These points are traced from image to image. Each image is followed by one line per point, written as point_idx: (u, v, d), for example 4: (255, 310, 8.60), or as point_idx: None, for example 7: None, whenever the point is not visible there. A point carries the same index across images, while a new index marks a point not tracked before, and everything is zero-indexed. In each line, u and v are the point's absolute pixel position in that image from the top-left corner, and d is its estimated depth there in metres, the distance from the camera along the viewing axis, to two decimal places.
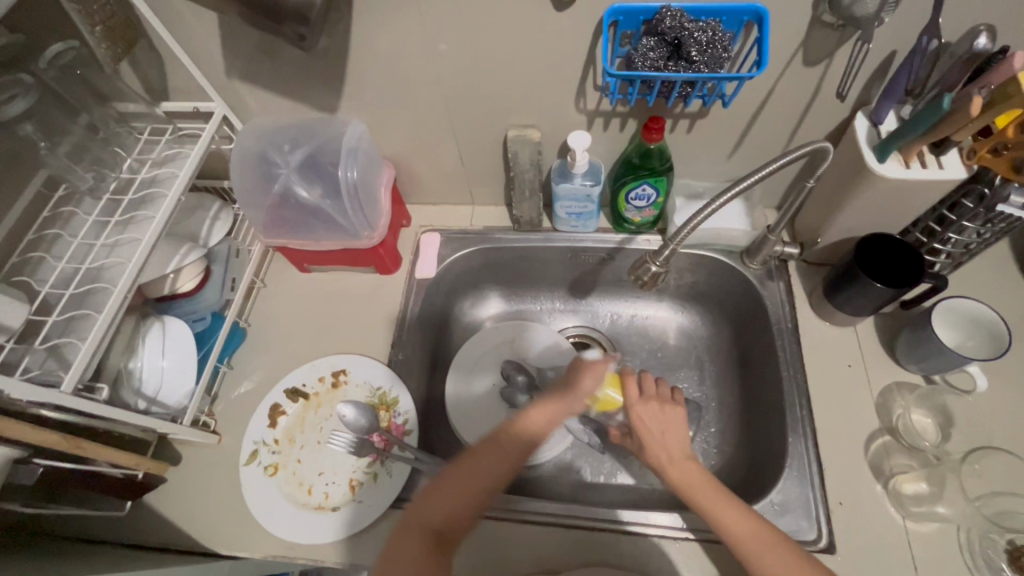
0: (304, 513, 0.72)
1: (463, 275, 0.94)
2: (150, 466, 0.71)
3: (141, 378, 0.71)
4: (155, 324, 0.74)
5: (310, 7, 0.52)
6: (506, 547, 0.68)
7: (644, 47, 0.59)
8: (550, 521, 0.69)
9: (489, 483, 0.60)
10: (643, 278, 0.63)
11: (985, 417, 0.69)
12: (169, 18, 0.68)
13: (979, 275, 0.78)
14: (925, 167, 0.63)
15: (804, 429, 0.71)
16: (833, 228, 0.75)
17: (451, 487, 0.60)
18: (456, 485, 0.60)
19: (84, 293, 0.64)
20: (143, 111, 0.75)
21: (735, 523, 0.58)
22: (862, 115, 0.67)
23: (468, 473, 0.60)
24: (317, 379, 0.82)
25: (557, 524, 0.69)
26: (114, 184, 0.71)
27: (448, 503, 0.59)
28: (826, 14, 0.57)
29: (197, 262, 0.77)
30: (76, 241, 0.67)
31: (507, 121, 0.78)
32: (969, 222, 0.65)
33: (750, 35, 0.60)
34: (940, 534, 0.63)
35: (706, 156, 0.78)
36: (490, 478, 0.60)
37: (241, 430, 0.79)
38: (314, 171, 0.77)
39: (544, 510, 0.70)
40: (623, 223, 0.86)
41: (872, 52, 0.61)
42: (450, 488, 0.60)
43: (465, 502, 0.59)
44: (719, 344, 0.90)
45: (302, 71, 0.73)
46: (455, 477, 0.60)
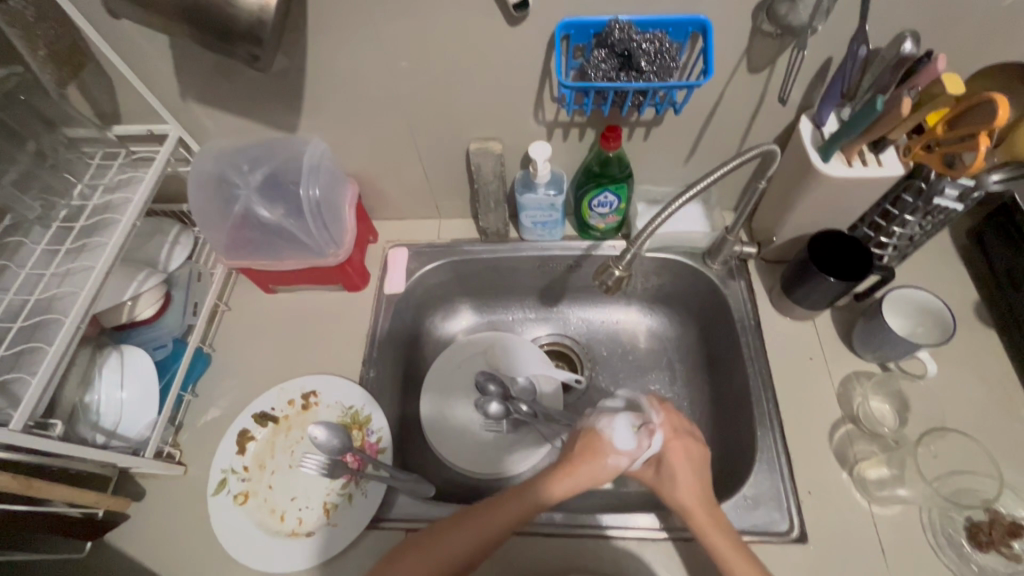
0: (278, 541, 0.70)
1: (433, 289, 0.94)
2: (111, 504, 0.69)
3: (99, 411, 0.69)
4: (113, 354, 0.72)
5: (262, 27, 0.51)
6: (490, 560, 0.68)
7: (596, 59, 0.61)
8: (527, 531, 0.69)
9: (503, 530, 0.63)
10: (608, 282, 0.64)
11: (938, 400, 0.72)
12: (117, 41, 0.67)
13: (924, 266, 0.82)
14: (866, 165, 0.66)
15: (772, 423, 0.73)
16: (787, 227, 0.78)
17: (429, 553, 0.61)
18: (445, 545, 0.62)
19: (33, 326, 0.61)
20: (94, 135, 0.73)
21: (715, 533, 0.62)
22: (804, 118, 0.70)
23: (472, 526, 0.63)
24: (287, 403, 0.80)
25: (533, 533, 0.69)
26: (64, 212, 0.69)
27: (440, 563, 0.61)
28: (765, 24, 0.60)
29: (156, 288, 0.76)
30: (24, 272, 0.65)
31: (469, 135, 0.79)
32: (910, 215, 0.69)
33: (696, 46, 0.63)
34: (904, 516, 0.66)
35: (663, 162, 0.81)
36: (485, 539, 0.62)
37: (208, 459, 0.77)
38: (275, 190, 0.76)
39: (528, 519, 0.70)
40: (588, 230, 0.88)
41: (812, 58, 0.64)
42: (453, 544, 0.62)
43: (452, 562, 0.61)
44: (688, 345, 0.92)
45: (259, 91, 0.73)
46: (451, 541, 0.62)
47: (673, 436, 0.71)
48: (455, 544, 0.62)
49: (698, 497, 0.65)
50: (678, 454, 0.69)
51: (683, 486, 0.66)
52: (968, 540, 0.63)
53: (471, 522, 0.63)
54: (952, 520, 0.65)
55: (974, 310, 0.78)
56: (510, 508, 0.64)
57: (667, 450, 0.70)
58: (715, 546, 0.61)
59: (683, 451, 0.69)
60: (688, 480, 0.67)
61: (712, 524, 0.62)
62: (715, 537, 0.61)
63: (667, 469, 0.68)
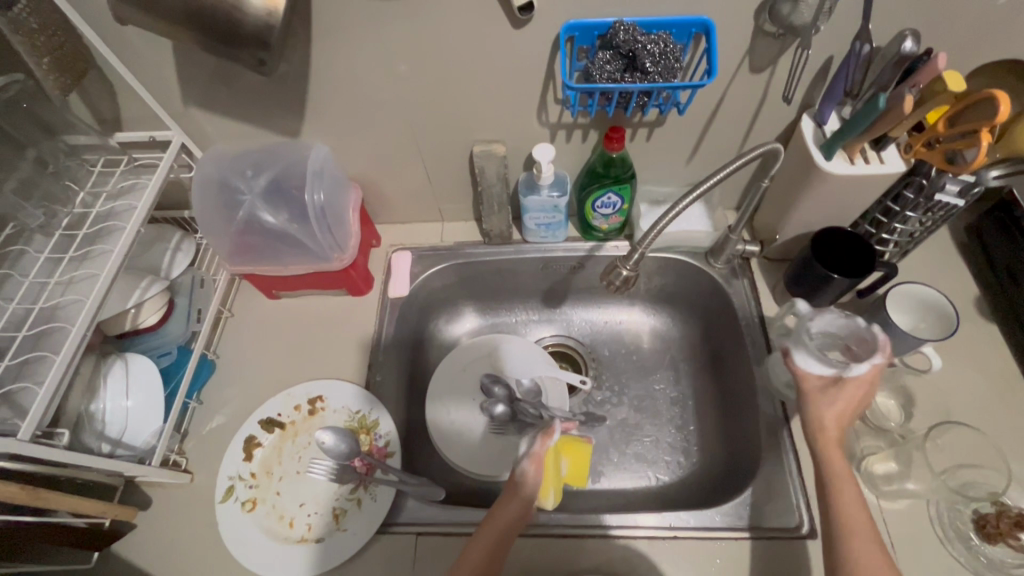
0: (288, 548, 0.69)
1: (436, 292, 0.94)
2: (118, 513, 0.68)
3: (105, 420, 0.69)
4: (118, 362, 0.72)
5: (269, 31, 0.51)
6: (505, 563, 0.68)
7: (600, 60, 0.61)
8: (526, 533, 0.69)
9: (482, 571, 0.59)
10: (616, 282, 0.64)
11: (942, 394, 0.73)
12: (119, 48, 0.66)
13: (924, 262, 0.83)
14: (868, 162, 0.67)
15: (779, 421, 0.74)
16: (789, 225, 0.79)
17: None
18: None
19: (39, 335, 0.61)
20: (95, 143, 0.74)
21: (843, 483, 0.58)
22: (806, 117, 0.70)
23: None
24: (293, 408, 0.80)
25: (531, 535, 0.69)
26: (67, 220, 0.69)
27: None
28: (767, 24, 0.61)
29: (159, 295, 0.76)
30: (27, 280, 0.64)
31: (472, 138, 0.79)
32: (911, 212, 0.69)
33: (699, 46, 0.64)
34: (912, 509, 0.66)
35: (666, 163, 0.81)
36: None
37: (215, 466, 0.76)
38: (278, 196, 0.76)
39: (541, 520, 0.70)
40: (591, 231, 0.88)
41: (813, 58, 0.65)
42: None
43: None
44: (692, 345, 0.93)
45: (263, 97, 0.73)
46: None
47: (865, 379, 0.60)
48: None
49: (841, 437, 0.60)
50: (862, 391, 0.60)
51: (835, 413, 0.60)
52: (976, 533, 0.64)
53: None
54: (959, 513, 0.65)
55: (975, 305, 0.79)
56: (474, 552, 0.60)
57: (844, 386, 0.61)
58: (838, 503, 0.57)
59: (849, 398, 0.60)
60: (847, 416, 0.61)
61: (847, 480, 0.58)
62: (842, 479, 0.58)
63: (839, 396, 0.61)
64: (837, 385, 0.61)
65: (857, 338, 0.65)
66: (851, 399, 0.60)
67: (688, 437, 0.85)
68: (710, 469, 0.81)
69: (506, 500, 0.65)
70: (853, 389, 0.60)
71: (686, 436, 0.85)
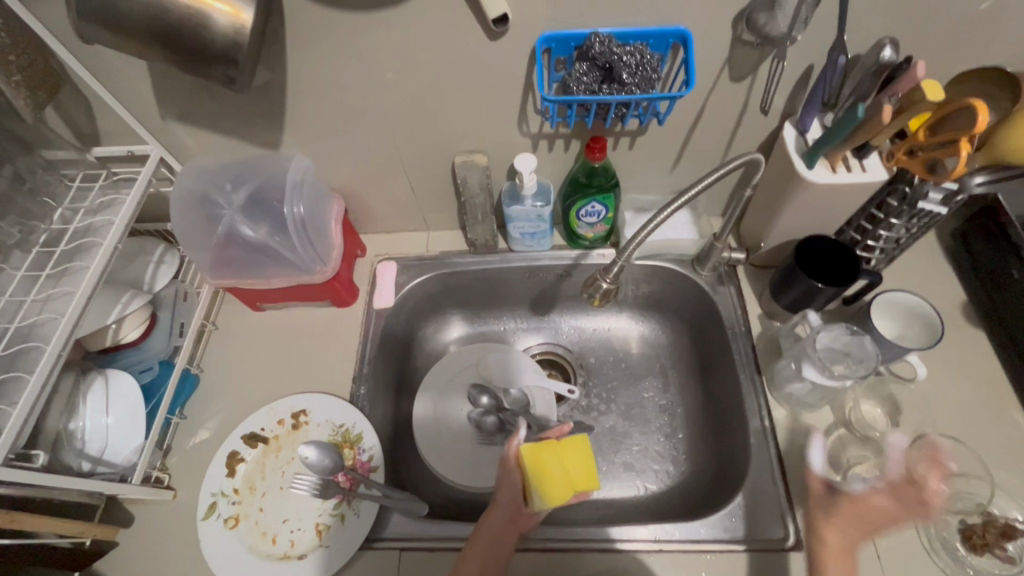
0: (270, 564, 0.69)
1: (422, 302, 0.93)
2: (99, 532, 0.68)
3: (85, 438, 0.68)
4: (98, 379, 0.71)
5: (237, 48, 0.50)
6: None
7: (577, 72, 0.61)
8: (527, 547, 0.68)
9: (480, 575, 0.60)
10: (596, 295, 0.64)
11: (929, 402, 0.73)
12: (93, 63, 0.66)
13: (911, 268, 0.82)
14: (850, 170, 0.67)
15: (765, 431, 0.73)
16: (774, 232, 0.78)
17: None
18: None
19: (15, 354, 0.60)
20: (74, 158, 0.74)
21: None
22: (788, 125, 0.70)
23: None
24: (276, 422, 0.79)
25: (535, 549, 0.68)
26: (44, 236, 0.69)
27: None
28: (745, 34, 0.60)
29: (142, 309, 0.75)
30: (4, 298, 0.63)
31: (454, 148, 0.79)
32: (896, 219, 0.69)
33: (677, 56, 0.63)
34: None
35: (651, 171, 0.81)
36: None
37: (199, 481, 0.76)
38: (258, 209, 0.75)
39: (541, 534, 0.69)
40: (577, 239, 0.88)
41: (792, 66, 0.64)
42: None
43: None
44: (680, 352, 0.92)
45: (240, 109, 0.72)
46: None
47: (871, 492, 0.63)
48: None
49: (844, 556, 0.61)
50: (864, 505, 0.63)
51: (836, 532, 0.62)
52: (963, 544, 0.63)
53: None
54: (946, 524, 0.65)
55: (962, 311, 0.79)
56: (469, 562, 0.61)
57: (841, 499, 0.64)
58: None
59: (852, 513, 0.63)
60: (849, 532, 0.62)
61: None
62: (832, 572, 0.60)
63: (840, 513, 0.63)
64: (832, 488, 0.66)
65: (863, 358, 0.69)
66: (852, 509, 0.63)
67: (676, 445, 0.85)
68: (698, 478, 0.81)
69: (496, 503, 0.66)
70: (846, 506, 0.63)
71: (675, 445, 0.85)
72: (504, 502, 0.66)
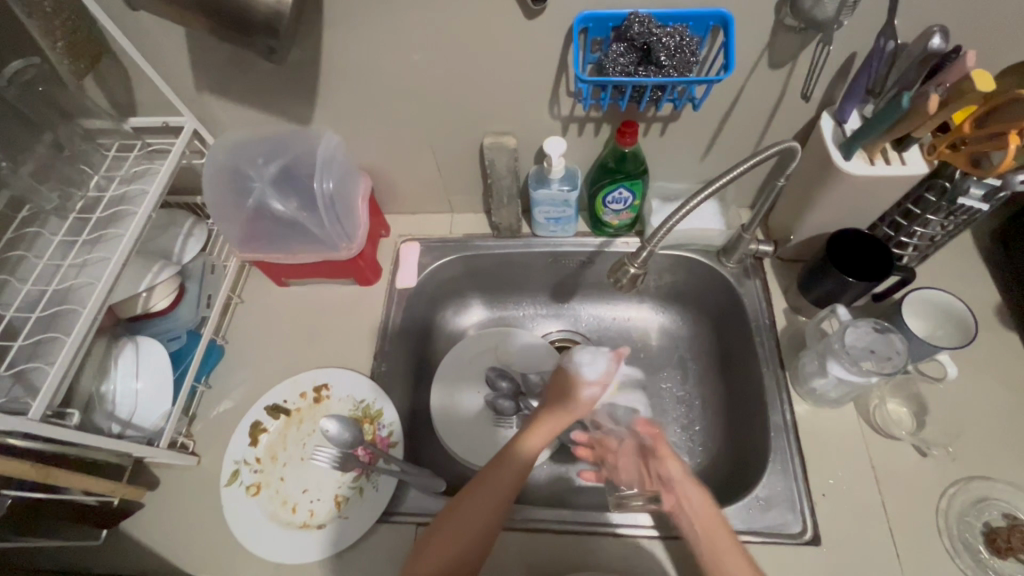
0: (290, 532, 0.70)
1: (444, 284, 0.94)
2: (126, 492, 0.69)
3: (115, 401, 0.70)
4: (128, 345, 0.72)
5: (279, 18, 0.51)
6: (515, 554, 0.68)
7: (614, 53, 0.60)
8: (511, 527, 0.69)
9: (510, 486, 0.64)
10: (622, 280, 0.63)
11: (957, 403, 0.71)
12: (133, 33, 0.67)
13: (945, 267, 0.80)
14: (889, 163, 0.65)
15: (786, 426, 0.72)
16: (805, 225, 0.77)
17: (449, 530, 0.61)
18: (469, 509, 0.62)
19: (51, 316, 0.62)
20: (109, 127, 0.73)
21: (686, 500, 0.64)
22: (826, 115, 0.68)
23: (484, 487, 0.63)
24: (299, 395, 0.80)
25: (518, 529, 0.69)
26: (81, 204, 0.70)
27: (468, 533, 0.61)
28: (789, 18, 0.59)
29: (170, 280, 0.76)
30: (42, 262, 0.65)
31: (483, 130, 0.78)
32: (933, 215, 0.67)
33: (717, 40, 0.62)
34: (921, 519, 0.65)
35: (681, 158, 0.80)
36: (501, 492, 0.63)
37: (222, 449, 0.77)
38: (289, 183, 0.76)
39: (550, 516, 0.70)
40: (602, 226, 0.87)
41: (835, 53, 0.63)
42: (471, 510, 0.62)
43: (481, 526, 0.61)
44: (701, 344, 0.91)
45: (275, 84, 0.73)
46: (468, 509, 0.62)
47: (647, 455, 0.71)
48: (467, 519, 0.61)
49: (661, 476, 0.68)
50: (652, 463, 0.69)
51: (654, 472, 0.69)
52: (986, 546, 0.63)
53: (473, 494, 0.63)
54: (969, 526, 0.64)
55: (997, 313, 0.77)
56: (503, 471, 0.64)
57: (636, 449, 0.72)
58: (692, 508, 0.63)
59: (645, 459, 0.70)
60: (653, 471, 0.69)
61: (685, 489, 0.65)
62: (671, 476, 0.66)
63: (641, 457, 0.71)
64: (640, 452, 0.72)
65: (890, 353, 0.67)
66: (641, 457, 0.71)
67: (692, 437, 0.84)
68: (714, 470, 0.81)
69: (472, 492, 0.63)
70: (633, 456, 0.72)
71: (692, 436, 0.85)
72: (486, 488, 0.63)
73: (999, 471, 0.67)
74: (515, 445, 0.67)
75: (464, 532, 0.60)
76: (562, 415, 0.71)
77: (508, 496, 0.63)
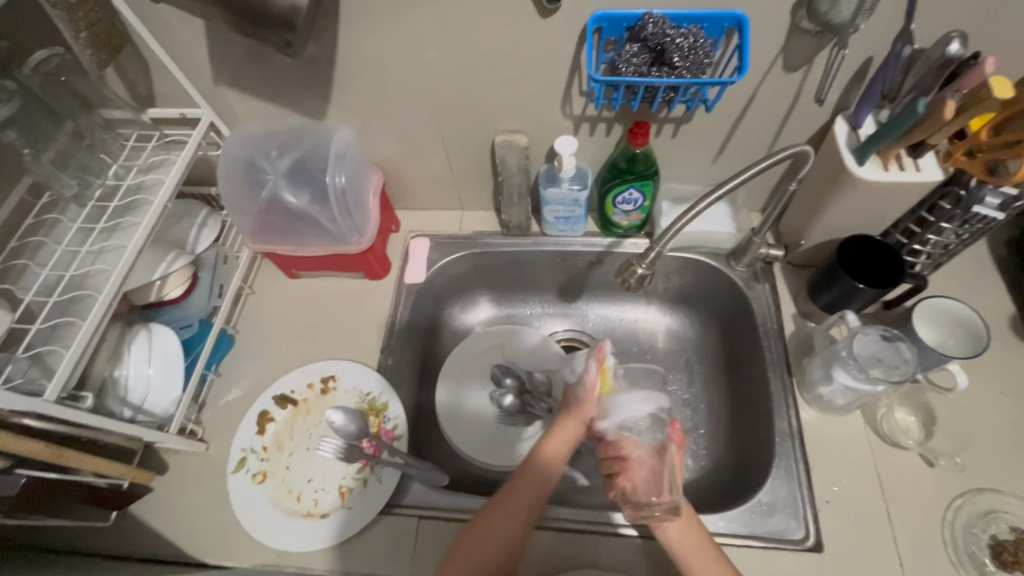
0: (294, 520, 0.71)
1: (452, 280, 0.94)
2: (135, 475, 0.71)
3: (127, 386, 0.71)
4: (142, 332, 0.74)
5: (296, 13, 0.52)
6: None
7: (628, 53, 0.60)
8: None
9: (536, 501, 0.65)
10: (630, 281, 0.64)
11: (967, 414, 0.70)
12: (154, 25, 0.68)
13: (959, 277, 0.79)
14: (903, 169, 0.65)
15: (791, 432, 0.72)
16: (816, 230, 0.76)
17: (478, 545, 0.62)
18: (499, 521, 0.63)
19: (69, 301, 0.63)
20: (130, 117, 0.75)
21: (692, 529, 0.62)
22: (840, 120, 0.68)
23: (512, 500, 0.64)
24: (306, 386, 0.81)
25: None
26: (99, 191, 0.71)
27: (495, 545, 0.62)
28: (804, 21, 0.59)
29: (184, 269, 0.77)
30: (61, 248, 0.66)
31: (495, 127, 0.78)
32: (947, 223, 0.66)
33: (731, 42, 0.62)
34: (926, 529, 0.65)
35: (692, 160, 0.79)
36: (531, 505, 0.65)
37: (230, 437, 0.79)
38: (301, 176, 0.77)
39: (550, 515, 0.70)
40: (611, 226, 0.87)
41: (851, 58, 0.62)
42: (500, 525, 0.63)
43: (508, 541, 0.62)
44: (708, 347, 0.91)
45: (290, 78, 0.74)
46: (497, 525, 0.63)
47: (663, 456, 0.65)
48: (494, 533, 0.62)
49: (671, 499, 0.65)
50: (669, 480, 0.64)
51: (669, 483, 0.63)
52: (992, 560, 0.62)
53: (500, 508, 0.64)
54: (976, 538, 0.63)
55: (1011, 325, 0.76)
56: (526, 483, 0.66)
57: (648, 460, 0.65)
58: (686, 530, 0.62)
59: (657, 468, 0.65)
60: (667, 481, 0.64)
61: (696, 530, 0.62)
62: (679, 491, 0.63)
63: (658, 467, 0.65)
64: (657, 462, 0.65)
65: (899, 361, 0.67)
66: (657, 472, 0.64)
67: (696, 440, 0.84)
68: (718, 474, 0.80)
69: (497, 504, 0.64)
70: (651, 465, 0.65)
71: (697, 440, 0.84)
72: (512, 503, 0.64)
73: (1008, 484, 0.66)
74: (538, 454, 0.69)
75: (491, 545, 0.62)
76: (572, 419, 0.70)
77: (535, 508, 0.65)
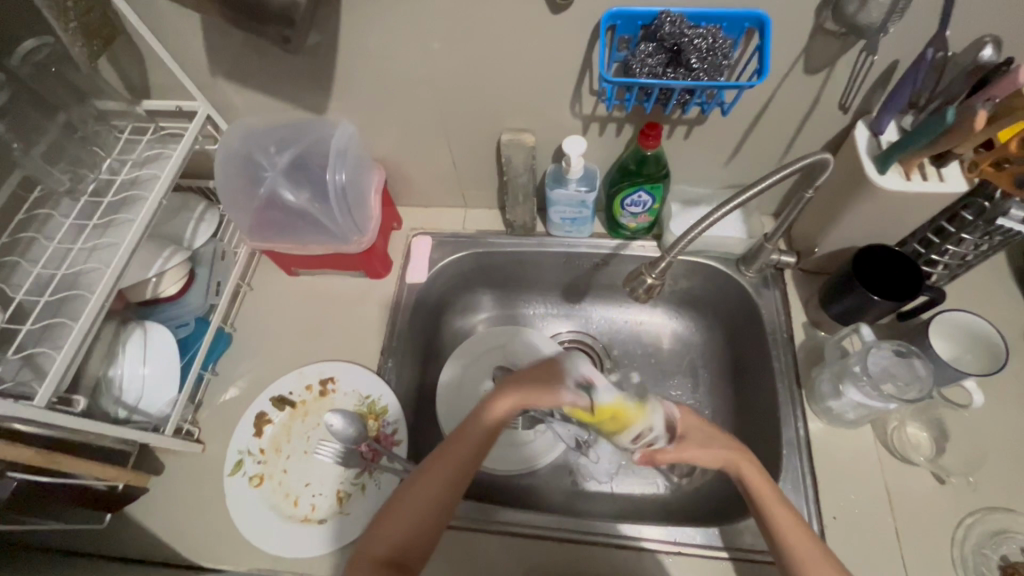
0: (291, 526, 0.70)
1: (454, 280, 0.92)
2: (129, 478, 0.69)
3: (122, 387, 0.70)
4: (137, 331, 0.72)
5: (296, 8, 0.49)
6: (509, 561, 0.67)
7: (643, 53, 0.57)
8: (505, 529, 0.68)
9: (466, 467, 0.61)
10: (639, 290, 0.62)
11: (979, 430, 0.69)
12: (149, 14, 0.65)
13: (975, 288, 0.77)
14: (925, 179, 0.62)
15: (799, 444, 0.70)
16: (831, 237, 0.74)
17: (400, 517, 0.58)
18: (423, 491, 0.59)
19: (60, 301, 0.61)
20: (123, 109, 0.73)
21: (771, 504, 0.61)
22: (862, 125, 0.65)
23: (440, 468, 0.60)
24: (305, 387, 0.80)
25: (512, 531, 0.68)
26: (93, 185, 0.69)
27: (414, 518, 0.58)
28: (829, 22, 0.56)
29: (180, 266, 0.75)
30: (53, 245, 0.65)
31: (501, 125, 0.76)
32: (968, 234, 0.64)
33: (752, 42, 0.59)
34: (934, 547, 0.63)
35: (705, 161, 0.77)
36: (457, 471, 0.60)
37: (227, 438, 0.77)
38: (301, 173, 0.74)
39: (550, 523, 0.68)
40: (619, 228, 0.85)
41: (877, 62, 0.60)
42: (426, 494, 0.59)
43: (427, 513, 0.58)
44: (714, 352, 0.89)
45: (291, 71, 0.71)
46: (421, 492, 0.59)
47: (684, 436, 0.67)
48: (418, 502, 0.59)
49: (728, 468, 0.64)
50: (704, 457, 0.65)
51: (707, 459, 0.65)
52: None
53: (426, 477, 0.60)
54: (986, 558, 0.62)
55: None
56: (457, 447, 0.61)
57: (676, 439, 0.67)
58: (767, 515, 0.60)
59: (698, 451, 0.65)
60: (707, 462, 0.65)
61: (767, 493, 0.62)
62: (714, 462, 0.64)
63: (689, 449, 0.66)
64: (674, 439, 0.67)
65: (913, 376, 0.65)
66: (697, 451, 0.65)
67: None
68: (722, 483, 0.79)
69: (425, 471, 0.60)
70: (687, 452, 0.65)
71: None
72: (438, 471, 0.60)
73: (1019, 503, 0.64)
74: (477, 419, 0.63)
75: (412, 518, 0.58)
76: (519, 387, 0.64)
77: (463, 475, 0.61)
